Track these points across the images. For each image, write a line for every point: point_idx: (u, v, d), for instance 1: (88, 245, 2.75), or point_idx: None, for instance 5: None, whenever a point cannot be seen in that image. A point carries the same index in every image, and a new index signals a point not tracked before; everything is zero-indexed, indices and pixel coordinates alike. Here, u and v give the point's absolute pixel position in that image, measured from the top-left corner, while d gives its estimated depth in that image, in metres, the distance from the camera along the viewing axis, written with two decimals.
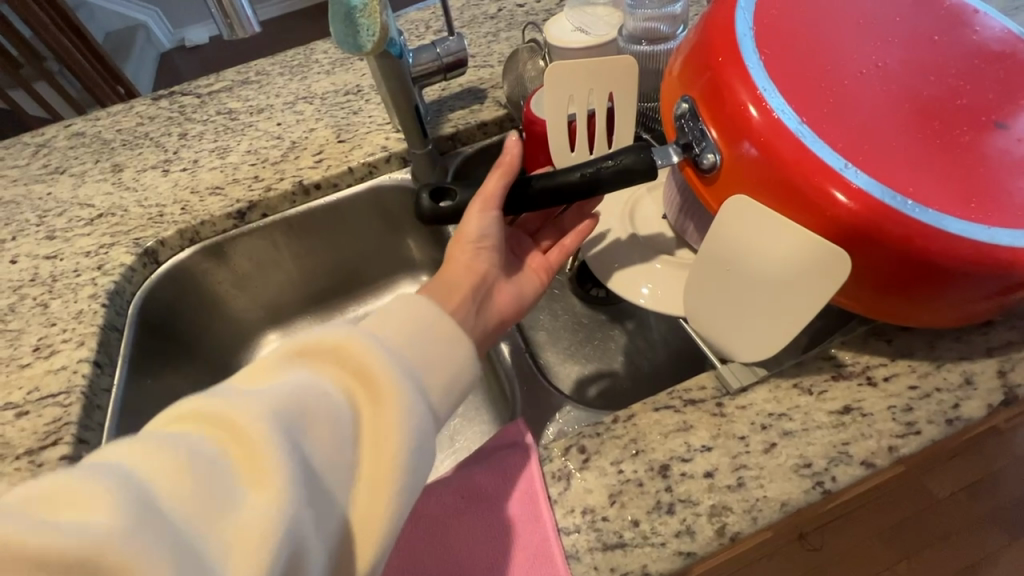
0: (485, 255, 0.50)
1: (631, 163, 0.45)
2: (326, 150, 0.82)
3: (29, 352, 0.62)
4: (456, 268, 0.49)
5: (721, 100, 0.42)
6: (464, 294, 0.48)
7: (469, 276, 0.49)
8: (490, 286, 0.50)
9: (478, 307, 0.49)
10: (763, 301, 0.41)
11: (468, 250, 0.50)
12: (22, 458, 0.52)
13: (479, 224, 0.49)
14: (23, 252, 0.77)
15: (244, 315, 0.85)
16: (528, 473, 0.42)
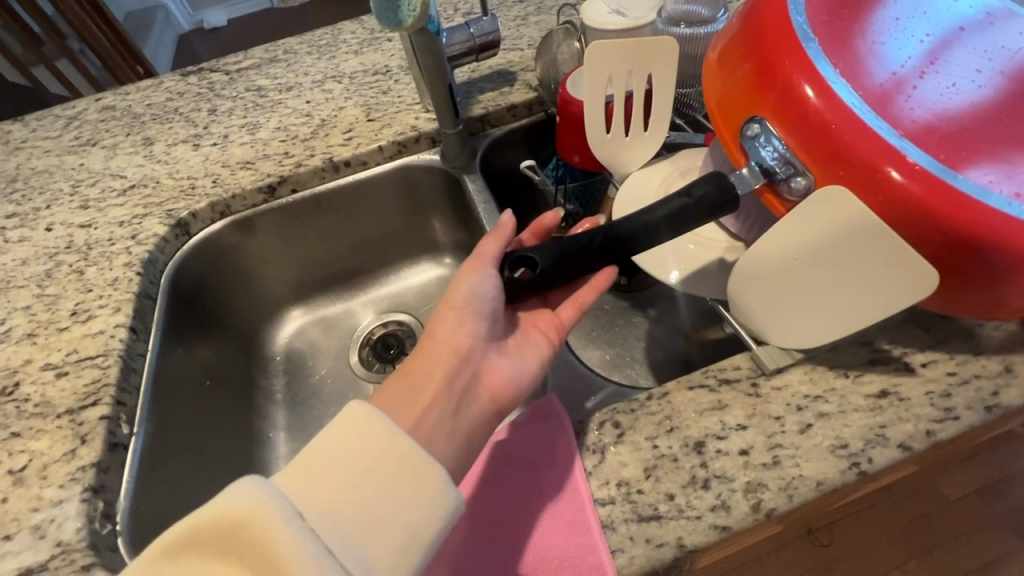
0: (470, 323, 0.47)
1: (710, 199, 0.44)
2: (355, 128, 0.82)
3: (66, 316, 0.63)
4: (432, 354, 0.46)
5: (784, 94, 0.41)
6: (437, 388, 0.44)
7: (446, 365, 0.45)
8: (477, 367, 0.47)
9: (458, 400, 0.44)
10: (837, 295, 0.41)
11: (455, 317, 0.47)
12: (62, 417, 0.54)
13: (469, 287, 0.47)
14: (57, 220, 0.78)
15: (270, 290, 0.86)
16: (565, 445, 0.43)
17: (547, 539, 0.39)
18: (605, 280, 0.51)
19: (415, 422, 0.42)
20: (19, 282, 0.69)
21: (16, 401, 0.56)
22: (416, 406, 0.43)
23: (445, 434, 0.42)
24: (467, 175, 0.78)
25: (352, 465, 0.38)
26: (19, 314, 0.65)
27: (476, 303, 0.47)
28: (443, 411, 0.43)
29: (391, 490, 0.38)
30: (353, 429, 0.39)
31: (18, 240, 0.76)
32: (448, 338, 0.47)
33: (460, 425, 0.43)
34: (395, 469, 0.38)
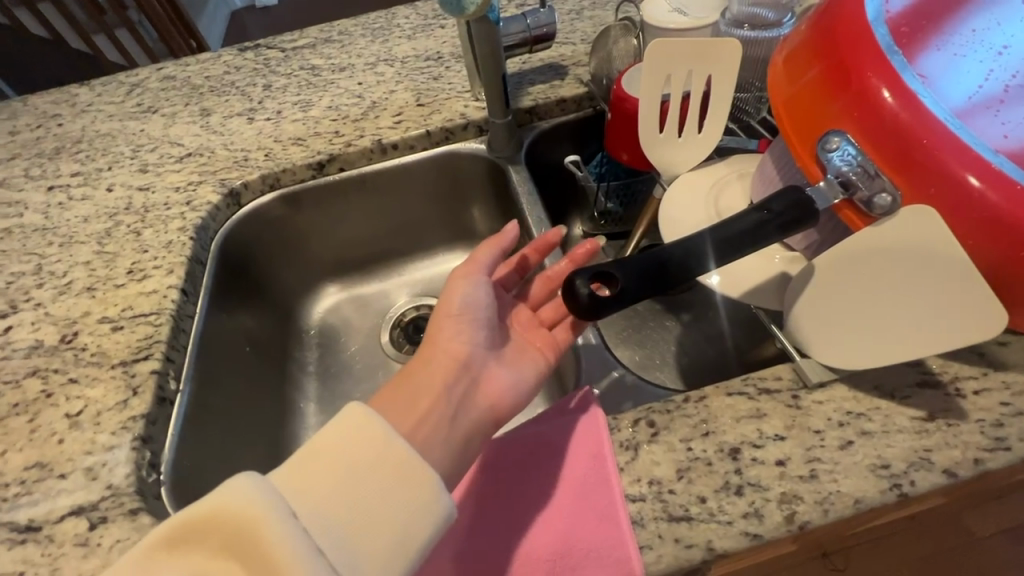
0: (469, 328, 0.49)
1: (790, 216, 0.43)
2: (405, 112, 0.83)
3: (123, 274, 0.66)
4: (432, 359, 0.47)
5: (864, 107, 0.40)
6: (435, 390, 0.45)
7: (446, 366, 0.47)
8: (476, 374, 0.48)
9: (457, 406, 0.45)
10: (881, 310, 0.42)
11: (453, 323, 0.49)
12: (117, 367, 0.56)
13: (465, 293, 0.51)
14: (118, 182, 0.81)
15: (310, 266, 0.88)
16: (597, 435, 0.43)
17: (576, 531, 0.39)
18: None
19: (410, 434, 0.43)
20: (80, 238, 0.73)
21: (75, 349, 0.59)
22: (415, 412, 0.44)
23: (438, 437, 0.43)
24: (511, 166, 0.78)
25: (352, 466, 0.39)
26: (79, 268, 0.68)
27: (475, 309, 0.50)
28: (444, 411, 0.44)
29: (388, 492, 0.39)
30: (349, 429, 0.41)
31: (81, 198, 0.79)
32: (448, 340, 0.48)
33: (458, 431, 0.44)
34: (395, 469, 0.39)
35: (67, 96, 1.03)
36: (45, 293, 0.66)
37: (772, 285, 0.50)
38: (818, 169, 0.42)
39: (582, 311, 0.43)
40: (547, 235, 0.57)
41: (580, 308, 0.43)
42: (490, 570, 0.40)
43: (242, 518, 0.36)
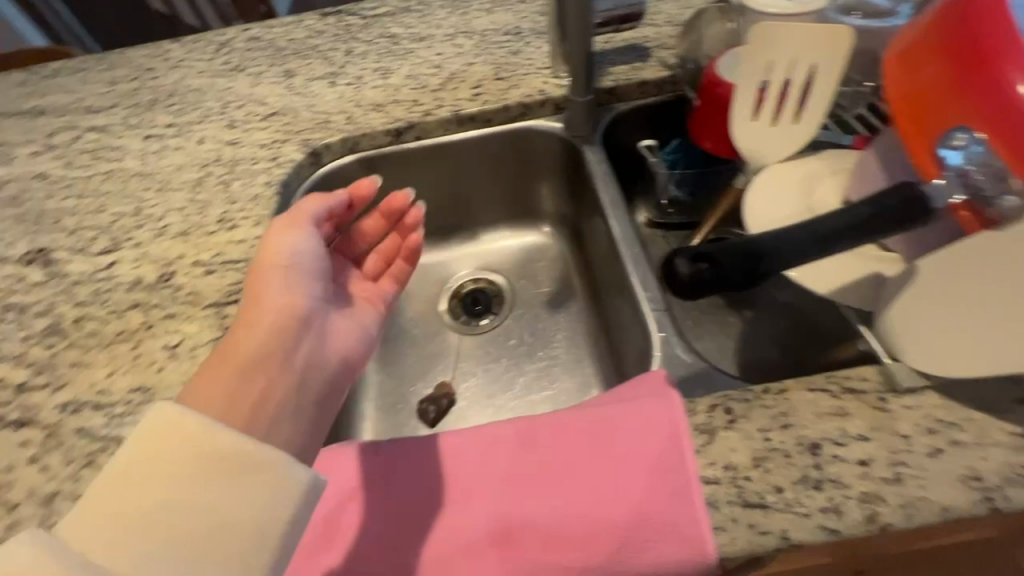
0: (297, 283, 0.55)
1: (904, 215, 0.41)
2: (484, 84, 0.84)
3: (214, 222, 0.70)
4: (258, 315, 0.52)
5: (994, 98, 0.37)
6: (272, 359, 0.50)
7: (274, 326, 0.52)
8: (316, 328, 0.55)
9: (298, 366, 0.51)
10: (995, 317, 0.40)
11: (279, 276, 0.55)
12: (209, 307, 0.60)
13: (287, 247, 0.56)
14: (208, 135, 0.85)
15: None
16: (673, 418, 0.42)
17: (652, 507, 0.39)
18: (422, 238, 0.68)
19: (253, 410, 0.47)
20: (175, 185, 0.77)
21: (172, 287, 0.63)
22: (254, 386, 0.48)
23: (286, 400, 0.49)
24: (587, 146, 0.78)
25: (166, 473, 0.40)
26: (175, 213, 0.72)
27: (301, 261, 0.56)
28: (282, 376, 0.50)
29: (217, 485, 0.40)
30: (156, 428, 0.42)
31: (175, 148, 0.84)
32: (272, 298, 0.53)
33: (304, 380, 0.52)
34: (201, 462, 0.41)
35: (161, 51, 1.08)
36: (144, 235, 0.70)
37: (865, 286, 0.49)
38: (935, 167, 0.41)
39: (680, 289, 0.43)
40: (358, 185, 0.62)
41: (679, 286, 0.43)
42: (558, 535, 0.39)
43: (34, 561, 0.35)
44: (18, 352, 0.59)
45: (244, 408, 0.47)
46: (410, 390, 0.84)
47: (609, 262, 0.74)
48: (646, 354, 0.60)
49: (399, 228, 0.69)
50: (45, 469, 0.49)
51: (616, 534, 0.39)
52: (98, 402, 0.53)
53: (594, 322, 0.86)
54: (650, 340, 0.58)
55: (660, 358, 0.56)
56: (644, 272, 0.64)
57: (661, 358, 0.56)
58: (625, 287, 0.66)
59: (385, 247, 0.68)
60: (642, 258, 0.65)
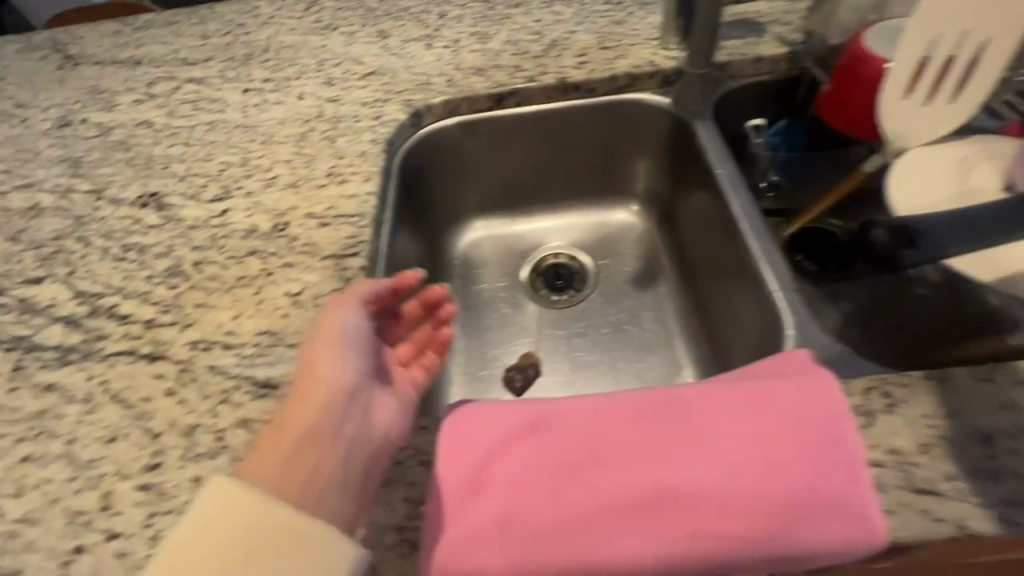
0: (348, 357, 0.51)
1: None
2: (589, 53, 0.82)
3: (323, 176, 0.70)
4: (309, 392, 0.48)
5: None
6: (319, 437, 0.46)
7: (325, 404, 0.47)
8: (362, 409, 0.49)
9: (344, 448, 0.46)
10: None
11: (329, 350, 0.50)
12: (328, 259, 0.60)
13: (337, 322, 0.52)
14: (307, 91, 0.85)
15: (462, 197, 0.91)
16: (830, 396, 0.42)
17: (818, 480, 0.39)
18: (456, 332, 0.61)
19: (302, 493, 0.43)
20: (279, 138, 0.77)
21: (287, 237, 0.63)
22: (303, 465, 0.44)
23: (339, 479, 0.45)
24: (698, 121, 0.77)
25: (224, 553, 0.38)
26: (282, 166, 0.73)
27: (350, 338, 0.52)
28: (333, 453, 0.46)
29: (273, 563, 0.38)
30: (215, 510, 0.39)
31: (275, 102, 0.84)
32: (326, 373, 0.49)
33: (352, 460, 0.46)
34: (268, 539, 0.39)
35: (249, 6, 1.08)
36: (253, 185, 0.71)
37: None
38: None
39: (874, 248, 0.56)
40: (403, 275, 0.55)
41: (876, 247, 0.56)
42: (718, 502, 0.39)
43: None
44: (143, 290, 0.61)
45: (296, 478, 0.44)
46: (494, 359, 0.83)
47: (719, 237, 0.74)
48: (771, 328, 0.61)
49: (433, 320, 0.61)
50: (183, 402, 0.50)
51: (778, 502, 0.39)
52: (227, 342, 0.54)
53: (684, 300, 0.85)
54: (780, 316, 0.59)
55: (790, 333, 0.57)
56: (766, 249, 0.65)
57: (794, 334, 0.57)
58: (746, 262, 0.66)
59: (419, 336, 0.61)
60: (773, 247, 0.65)
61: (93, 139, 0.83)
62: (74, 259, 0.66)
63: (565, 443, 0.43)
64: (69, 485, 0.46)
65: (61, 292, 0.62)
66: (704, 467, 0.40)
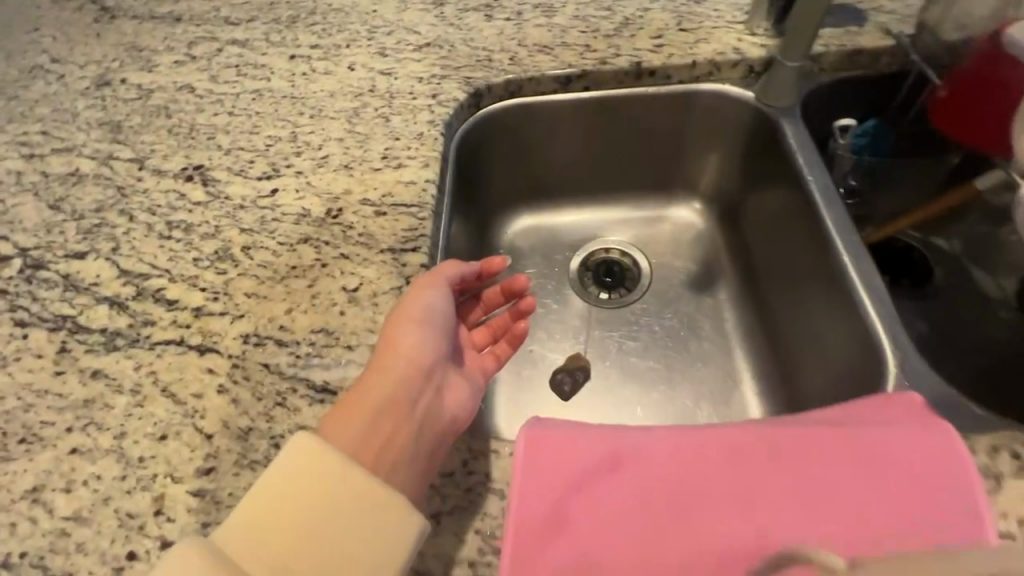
0: (431, 335, 0.51)
1: None
2: (665, 36, 0.75)
3: (378, 158, 0.65)
4: (391, 365, 0.48)
5: None
6: (398, 408, 0.47)
7: (407, 379, 0.48)
8: (436, 387, 0.50)
9: (420, 422, 0.47)
10: None
11: (412, 328, 0.50)
12: (386, 252, 0.56)
13: (422, 302, 0.50)
14: (358, 61, 0.79)
15: (508, 179, 0.86)
16: (951, 450, 0.41)
17: (940, 542, 0.38)
18: (528, 328, 0.64)
19: (377, 458, 0.45)
20: (330, 113, 0.73)
21: (342, 225, 0.59)
22: (380, 432, 0.46)
23: (410, 455, 0.45)
24: (785, 119, 0.72)
25: (302, 507, 0.40)
26: (334, 144, 0.68)
27: (435, 317, 0.51)
28: (408, 428, 0.46)
29: (353, 519, 0.40)
30: (296, 467, 0.41)
31: (324, 72, 0.79)
32: (410, 349, 0.49)
33: (424, 439, 0.47)
34: (342, 502, 0.41)
35: None
36: (304, 163, 0.67)
37: None
38: None
39: None
40: (490, 261, 0.57)
41: None
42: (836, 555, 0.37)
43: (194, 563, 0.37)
44: (190, 274, 0.57)
45: (373, 446, 0.45)
46: (540, 358, 0.80)
47: (804, 250, 0.70)
48: (867, 356, 0.58)
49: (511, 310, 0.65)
50: (236, 402, 0.47)
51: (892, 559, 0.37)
52: (281, 339, 0.51)
53: (746, 307, 0.80)
54: (882, 347, 0.56)
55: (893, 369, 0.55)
56: (867, 273, 0.62)
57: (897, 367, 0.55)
58: (841, 284, 0.63)
59: (495, 322, 0.64)
60: (876, 276, 0.61)
61: (134, 102, 0.79)
62: (118, 234, 0.62)
63: (653, 476, 0.41)
64: (121, 484, 0.44)
65: (106, 270, 0.59)
66: (806, 517, 0.39)
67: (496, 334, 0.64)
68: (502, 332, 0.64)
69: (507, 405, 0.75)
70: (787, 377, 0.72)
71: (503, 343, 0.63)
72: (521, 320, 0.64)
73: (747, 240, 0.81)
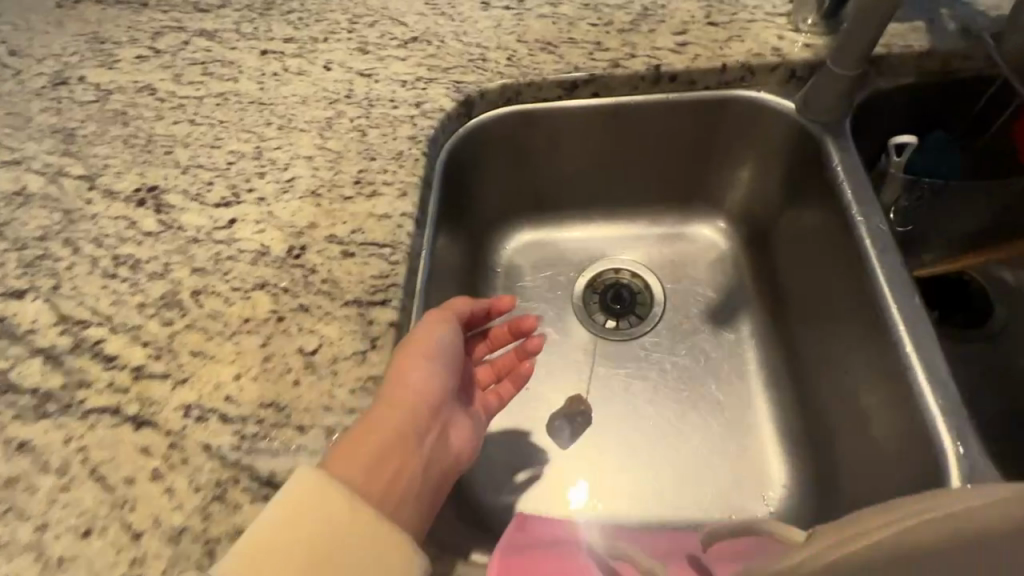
0: (441, 372, 0.48)
1: None
2: (691, 30, 0.65)
3: (350, 184, 0.57)
4: (400, 404, 0.44)
5: None
6: (401, 454, 0.43)
7: (416, 417, 0.45)
8: (440, 429, 0.48)
9: (423, 469, 0.45)
10: None
11: (425, 362, 0.46)
12: (351, 306, 0.48)
13: (438, 337, 0.48)
14: (336, 59, 0.69)
15: (507, 190, 0.75)
16: None
17: None
18: (533, 369, 0.58)
19: (383, 495, 0.42)
20: (300, 123, 0.63)
21: (303, 268, 0.51)
22: (388, 471, 0.42)
23: (416, 492, 0.44)
24: (830, 138, 0.61)
25: (314, 539, 0.37)
26: (302, 163, 0.60)
27: (448, 353, 0.48)
28: (415, 467, 0.44)
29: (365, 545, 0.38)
30: (304, 499, 0.38)
31: (298, 72, 0.69)
32: (422, 385, 0.46)
33: (431, 475, 0.45)
34: (356, 538, 0.38)
35: None
36: (267, 187, 0.58)
37: None
38: None
39: None
40: (501, 300, 0.56)
41: None
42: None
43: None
44: (133, 324, 0.51)
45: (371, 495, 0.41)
46: (538, 400, 0.71)
47: (845, 297, 0.59)
48: (910, 439, 0.50)
49: (516, 348, 0.59)
50: (170, 492, 0.41)
51: None
52: (226, 414, 0.44)
53: (773, 346, 0.70)
54: (933, 439, 0.48)
55: (955, 458, 0.46)
56: (926, 340, 0.51)
57: (959, 456, 0.46)
58: (890, 350, 0.53)
59: (500, 362, 0.58)
60: (935, 345, 0.51)
61: (91, 105, 0.71)
62: (60, 269, 0.56)
63: None
64: None
65: (43, 315, 0.52)
66: None
67: (498, 375, 0.58)
68: (504, 373, 0.58)
69: (497, 456, 0.67)
70: (815, 436, 0.63)
71: (505, 386, 0.57)
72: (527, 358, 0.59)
73: (778, 271, 0.70)
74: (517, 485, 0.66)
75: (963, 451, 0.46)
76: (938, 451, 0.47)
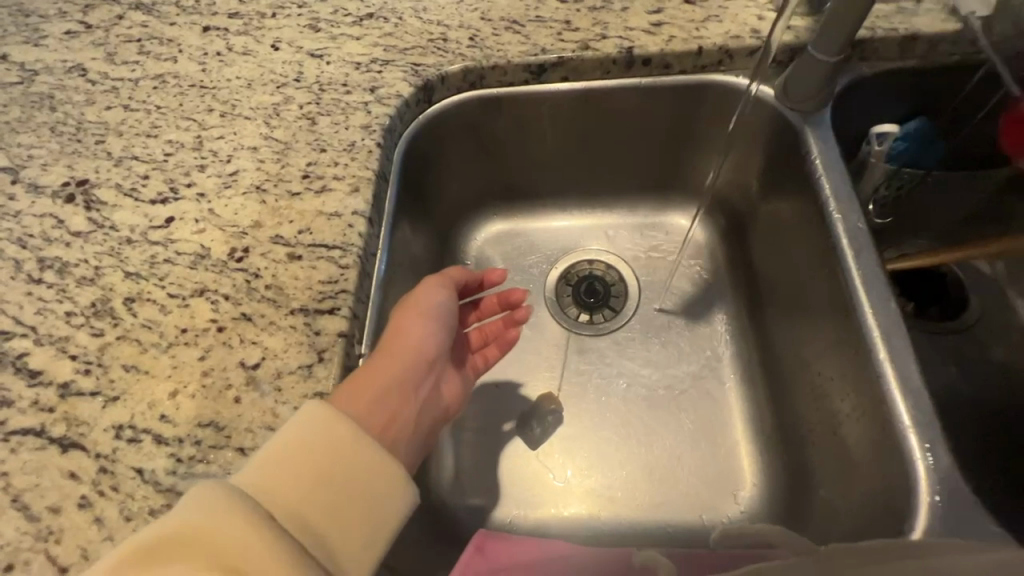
0: (436, 330, 0.51)
1: None
2: (666, 9, 0.62)
3: (298, 179, 0.53)
4: (399, 353, 0.48)
5: None
6: (400, 400, 0.46)
7: (413, 366, 0.48)
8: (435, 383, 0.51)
9: (417, 415, 0.48)
10: None
11: (420, 318, 0.50)
12: (297, 314, 0.46)
13: (431, 297, 0.52)
14: (285, 37, 0.63)
15: (473, 178, 0.71)
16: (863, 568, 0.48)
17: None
18: (519, 335, 0.59)
19: (382, 428, 0.44)
20: (244, 110, 0.58)
21: (246, 273, 0.48)
22: (385, 410, 0.45)
23: (409, 433, 0.47)
24: (809, 128, 0.58)
25: (320, 469, 0.39)
26: (246, 155, 0.55)
27: (441, 313, 0.52)
28: (411, 411, 0.47)
29: (366, 483, 0.40)
30: (313, 432, 0.39)
31: (242, 51, 0.63)
32: (417, 336, 0.49)
33: (422, 420, 0.48)
34: (359, 472, 0.40)
35: None
36: (207, 181, 0.54)
37: None
38: None
39: None
40: (491, 271, 0.58)
41: None
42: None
43: (215, 509, 0.34)
44: (61, 335, 0.46)
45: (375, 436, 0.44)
46: (508, 387, 0.69)
47: (819, 295, 0.57)
48: (885, 448, 0.49)
49: (504, 317, 0.59)
50: (100, 522, 0.39)
51: None
52: (160, 434, 0.41)
53: (747, 336, 0.68)
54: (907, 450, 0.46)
55: (924, 471, 0.45)
56: (899, 346, 0.50)
57: (928, 465, 0.45)
58: (863, 355, 0.51)
59: (489, 327, 0.59)
60: (911, 353, 0.49)
61: (12, 88, 0.62)
62: None
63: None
64: None
65: None
66: None
67: (485, 342, 0.58)
68: (492, 340, 0.58)
69: (464, 452, 0.65)
70: (788, 435, 0.62)
71: (490, 352, 0.58)
72: (512, 326, 0.58)
73: (755, 263, 0.68)
74: (484, 486, 0.64)
75: (932, 462, 0.45)
76: (908, 459, 0.46)
